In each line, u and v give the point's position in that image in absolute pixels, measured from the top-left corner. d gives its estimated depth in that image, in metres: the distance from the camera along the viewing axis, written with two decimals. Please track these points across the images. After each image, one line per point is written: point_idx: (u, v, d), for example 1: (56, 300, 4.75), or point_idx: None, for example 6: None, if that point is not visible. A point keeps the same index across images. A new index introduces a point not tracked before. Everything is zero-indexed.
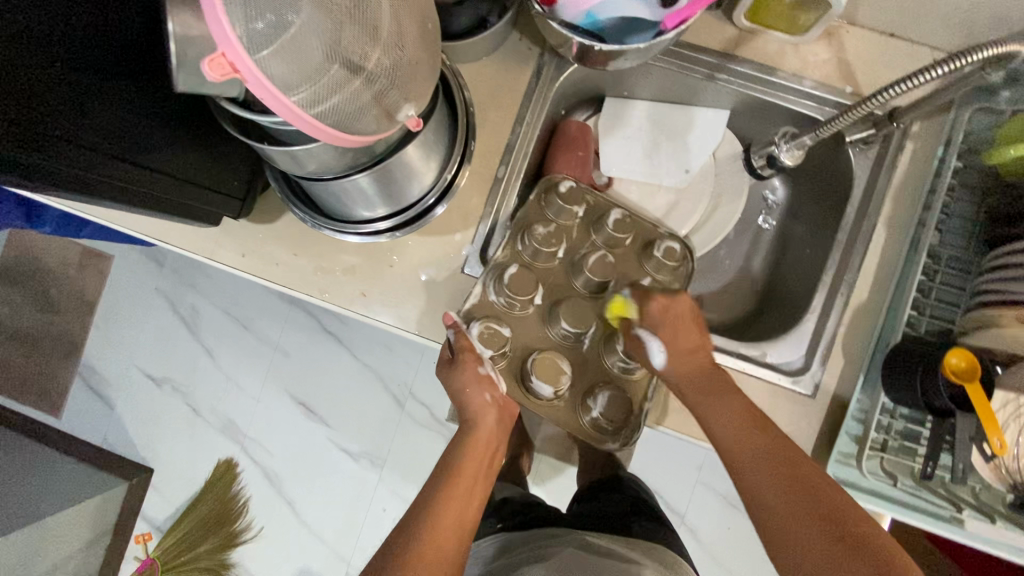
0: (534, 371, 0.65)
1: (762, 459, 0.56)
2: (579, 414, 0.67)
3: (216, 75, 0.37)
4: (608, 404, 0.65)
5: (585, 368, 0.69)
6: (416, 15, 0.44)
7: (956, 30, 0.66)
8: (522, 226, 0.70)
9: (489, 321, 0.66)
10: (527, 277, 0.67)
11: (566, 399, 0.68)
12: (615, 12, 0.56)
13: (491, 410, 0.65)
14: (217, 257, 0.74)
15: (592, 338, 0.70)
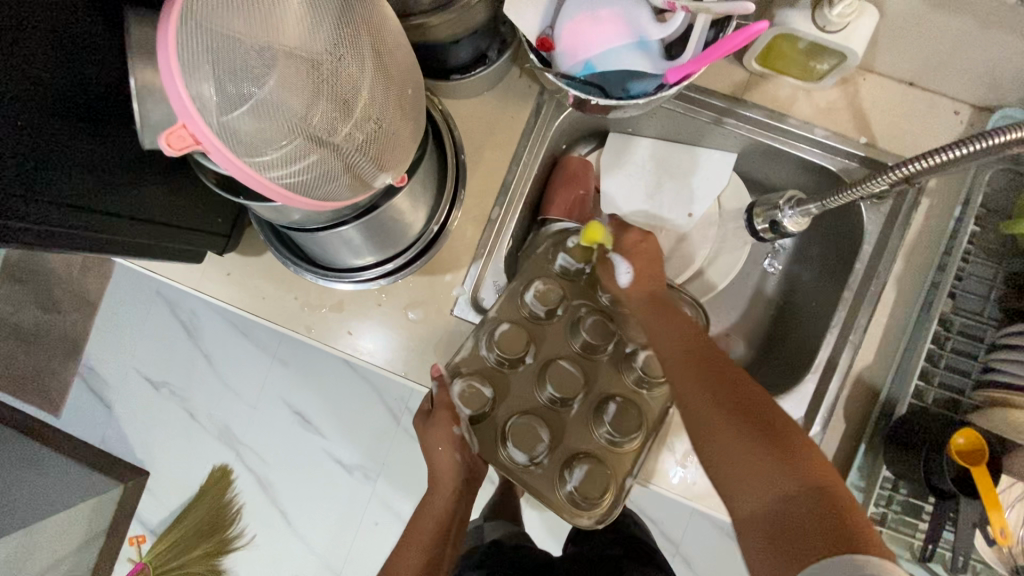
0: (511, 433, 0.64)
1: (709, 386, 0.53)
2: (555, 486, 0.64)
3: (173, 147, 0.36)
4: (585, 479, 0.62)
5: (568, 434, 0.66)
6: (399, 78, 0.42)
7: (981, 84, 0.63)
8: (524, 280, 0.68)
9: (474, 376, 0.65)
10: (519, 336, 0.65)
11: (544, 468, 0.65)
12: (615, 66, 0.53)
13: (460, 467, 0.66)
14: (205, 285, 0.72)
15: (581, 406, 0.67)
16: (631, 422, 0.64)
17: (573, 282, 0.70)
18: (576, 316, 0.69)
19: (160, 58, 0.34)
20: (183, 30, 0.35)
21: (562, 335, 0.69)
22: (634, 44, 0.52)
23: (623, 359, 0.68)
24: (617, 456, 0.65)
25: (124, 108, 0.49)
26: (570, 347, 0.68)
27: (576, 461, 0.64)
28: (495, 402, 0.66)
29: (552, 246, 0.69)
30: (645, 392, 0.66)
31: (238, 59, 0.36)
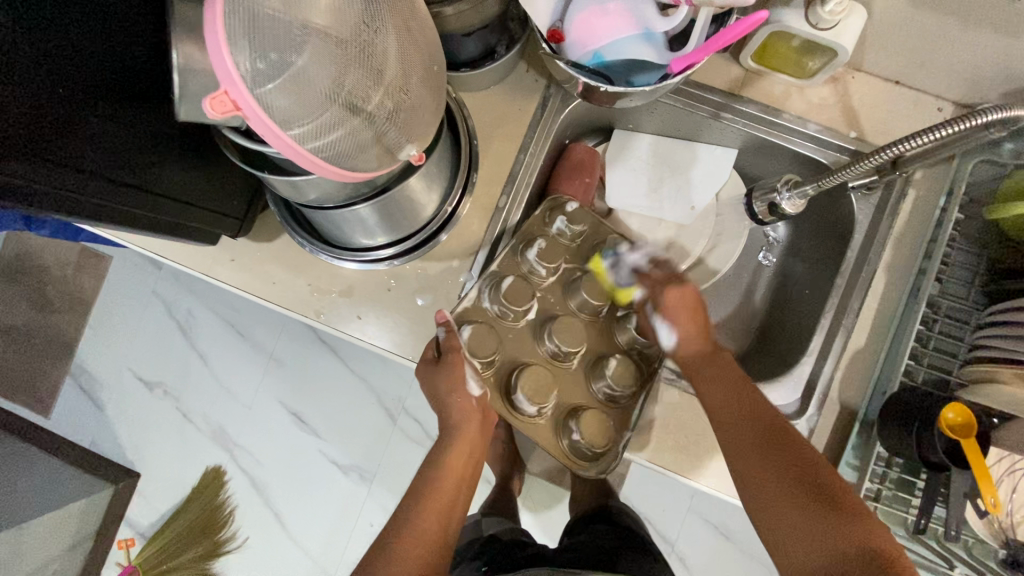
0: (518, 386, 0.66)
1: (784, 476, 0.57)
2: (558, 436, 0.67)
3: (214, 111, 0.38)
4: (589, 428, 0.65)
5: (566, 388, 0.70)
6: (423, 57, 0.44)
7: (961, 82, 0.67)
8: (523, 240, 0.70)
9: (479, 325, 0.67)
10: (523, 289, 0.68)
11: (547, 418, 0.68)
12: (622, 54, 0.55)
13: (474, 412, 0.67)
14: (215, 272, 0.74)
15: (579, 361, 0.70)
16: (630, 377, 0.68)
17: (570, 244, 0.72)
18: (574, 277, 0.72)
19: (207, 27, 0.36)
20: (228, 3, 0.37)
21: (558, 295, 0.72)
22: (641, 35, 0.55)
23: (617, 320, 0.71)
24: (615, 409, 0.69)
25: (142, 80, 0.50)
26: (567, 304, 0.72)
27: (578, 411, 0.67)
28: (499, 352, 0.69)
29: (550, 211, 0.71)
30: (636, 351, 0.70)
31: (275, 31, 0.38)
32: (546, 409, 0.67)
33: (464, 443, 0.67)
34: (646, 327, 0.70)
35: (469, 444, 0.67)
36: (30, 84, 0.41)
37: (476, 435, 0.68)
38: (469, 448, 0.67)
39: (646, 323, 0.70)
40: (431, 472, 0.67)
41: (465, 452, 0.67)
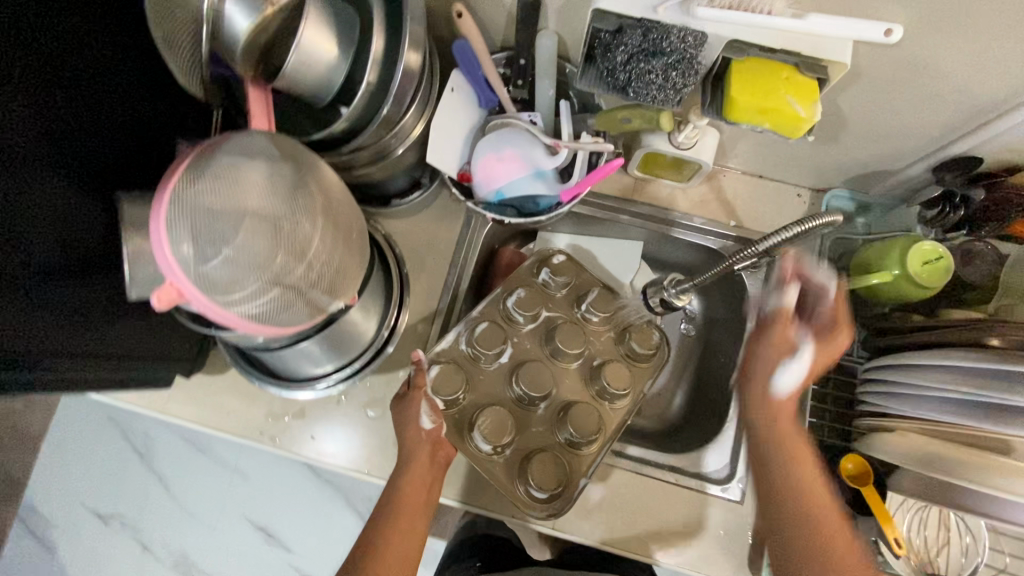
0: (480, 424, 0.70)
1: (823, 527, 0.58)
2: (514, 481, 0.70)
3: (162, 300, 0.45)
4: (541, 471, 0.69)
5: (530, 432, 0.74)
6: (339, 224, 0.52)
7: (810, 175, 0.80)
8: (508, 287, 0.78)
9: (448, 364, 0.72)
10: (496, 334, 0.75)
11: (505, 458, 0.71)
12: (519, 190, 0.65)
13: (423, 448, 0.67)
14: (170, 410, 0.77)
15: (546, 408, 0.75)
16: (591, 425, 0.72)
17: (553, 295, 0.81)
18: (552, 325, 0.79)
19: (151, 231, 0.44)
20: (171, 206, 0.45)
21: (536, 343, 0.78)
22: (533, 173, 0.65)
23: (590, 372, 0.77)
24: (574, 456, 0.72)
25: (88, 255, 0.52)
26: (542, 351, 0.78)
27: (535, 454, 0.70)
28: (469, 392, 0.73)
29: (538, 262, 0.81)
30: (608, 403, 0.76)
31: (208, 223, 0.46)
32: (504, 448, 0.71)
33: (416, 473, 0.66)
34: (617, 379, 0.74)
35: (423, 474, 0.66)
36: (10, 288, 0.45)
37: (426, 469, 0.66)
38: (427, 469, 0.66)
39: (617, 375, 0.75)
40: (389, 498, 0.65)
41: (418, 487, 0.65)
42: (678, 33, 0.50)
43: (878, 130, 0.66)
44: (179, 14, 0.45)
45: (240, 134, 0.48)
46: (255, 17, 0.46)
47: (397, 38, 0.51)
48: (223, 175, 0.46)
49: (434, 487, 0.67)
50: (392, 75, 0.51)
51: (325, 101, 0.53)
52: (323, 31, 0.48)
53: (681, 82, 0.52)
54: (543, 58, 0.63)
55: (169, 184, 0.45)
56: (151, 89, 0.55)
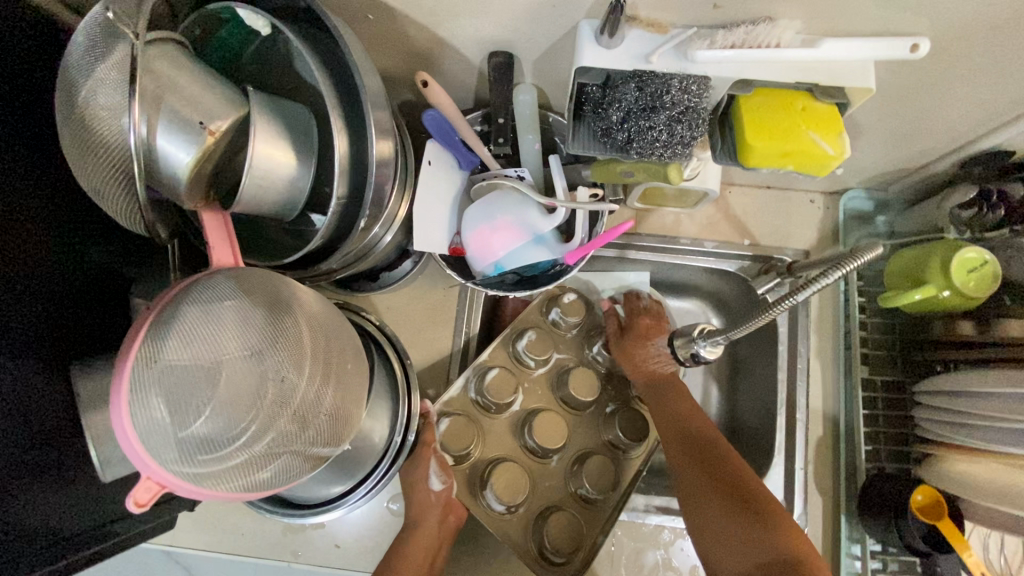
0: (494, 482, 0.63)
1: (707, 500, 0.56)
2: (526, 541, 0.64)
3: (136, 502, 0.39)
4: (557, 530, 0.64)
5: (543, 486, 0.67)
6: (330, 360, 0.46)
7: (822, 180, 0.74)
8: (518, 329, 0.71)
9: (457, 417, 0.65)
10: (508, 381, 0.67)
11: (519, 516, 0.65)
12: (519, 262, 0.60)
13: (433, 512, 0.62)
14: (178, 540, 0.71)
15: (560, 459, 0.69)
16: (607, 480, 0.66)
17: (563, 335, 0.74)
18: (562, 369, 0.72)
19: (112, 406, 0.38)
20: (134, 375, 0.39)
21: (546, 389, 0.71)
22: (532, 239, 0.59)
23: (604, 419, 0.71)
24: (588, 512, 0.67)
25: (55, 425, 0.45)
26: (553, 399, 0.71)
27: (552, 512, 0.65)
28: (481, 448, 0.66)
29: (549, 301, 0.73)
30: (625, 455, 0.69)
31: (182, 385, 0.40)
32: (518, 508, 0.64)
33: (422, 536, 0.61)
34: (632, 427, 0.68)
35: (436, 521, 0.62)
36: None
37: (434, 534, 0.61)
38: (442, 515, 0.62)
39: (633, 423, 0.68)
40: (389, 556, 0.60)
41: (423, 554, 0.60)
42: (679, 82, 0.44)
43: (898, 133, 0.60)
44: (104, 157, 0.38)
45: (204, 277, 0.42)
46: (196, 148, 0.39)
47: (363, 134, 0.44)
48: (192, 332, 0.40)
49: (441, 551, 0.62)
50: (364, 177, 0.45)
51: (293, 215, 0.46)
52: (277, 141, 0.42)
53: (689, 134, 0.46)
54: (524, 114, 0.58)
55: (127, 359, 0.39)
56: (92, 223, 0.48)
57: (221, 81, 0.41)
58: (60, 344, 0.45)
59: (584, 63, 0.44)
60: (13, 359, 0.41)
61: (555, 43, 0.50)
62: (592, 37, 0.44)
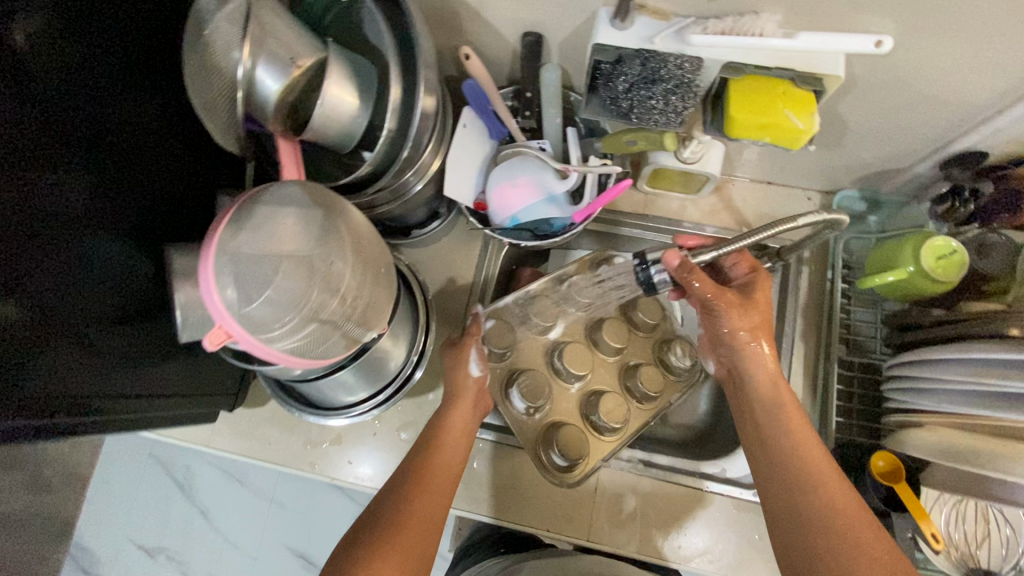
0: (522, 383, 0.75)
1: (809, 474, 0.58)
2: (536, 442, 0.74)
3: (213, 343, 0.49)
4: (564, 439, 0.73)
5: (561, 406, 0.78)
6: (370, 267, 0.56)
7: (818, 178, 0.81)
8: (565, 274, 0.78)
9: (502, 324, 0.77)
10: (549, 308, 0.79)
11: (536, 421, 0.76)
12: (535, 215, 0.69)
13: (468, 392, 0.70)
14: (214, 443, 0.81)
15: (581, 388, 0.79)
16: (620, 415, 0.75)
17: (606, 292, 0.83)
18: (597, 317, 0.82)
19: (201, 270, 0.49)
20: (218, 252, 0.49)
21: (580, 329, 0.82)
22: (546, 198, 0.68)
23: (625, 368, 0.80)
24: (595, 437, 0.76)
25: (136, 301, 0.56)
26: (585, 338, 0.82)
27: (562, 427, 0.74)
28: (514, 358, 0.78)
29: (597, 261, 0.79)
30: (635, 399, 0.78)
31: (249, 265, 0.50)
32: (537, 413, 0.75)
33: (458, 412, 0.69)
34: (650, 379, 0.77)
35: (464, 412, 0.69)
36: (78, 334, 0.49)
37: (467, 413, 0.69)
38: (469, 411, 0.69)
39: (651, 376, 0.77)
40: (432, 429, 0.68)
41: (462, 422, 0.68)
42: (675, 60, 0.53)
43: (882, 132, 0.67)
44: (214, 81, 0.49)
45: (275, 183, 0.53)
46: (283, 80, 0.50)
47: (415, 84, 0.54)
48: (261, 226, 0.50)
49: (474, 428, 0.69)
50: (410, 120, 0.55)
51: (349, 148, 0.57)
52: (345, 84, 0.52)
53: (682, 105, 0.55)
54: (549, 89, 0.66)
55: (216, 231, 0.50)
56: (185, 144, 0.61)
57: (307, 32, 0.52)
58: (144, 242, 0.56)
59: (600, 41, 0.53)
60: (114, 236, 0.52)
61: (577, 27, 0.60)
62: (607, 21, 0.54)
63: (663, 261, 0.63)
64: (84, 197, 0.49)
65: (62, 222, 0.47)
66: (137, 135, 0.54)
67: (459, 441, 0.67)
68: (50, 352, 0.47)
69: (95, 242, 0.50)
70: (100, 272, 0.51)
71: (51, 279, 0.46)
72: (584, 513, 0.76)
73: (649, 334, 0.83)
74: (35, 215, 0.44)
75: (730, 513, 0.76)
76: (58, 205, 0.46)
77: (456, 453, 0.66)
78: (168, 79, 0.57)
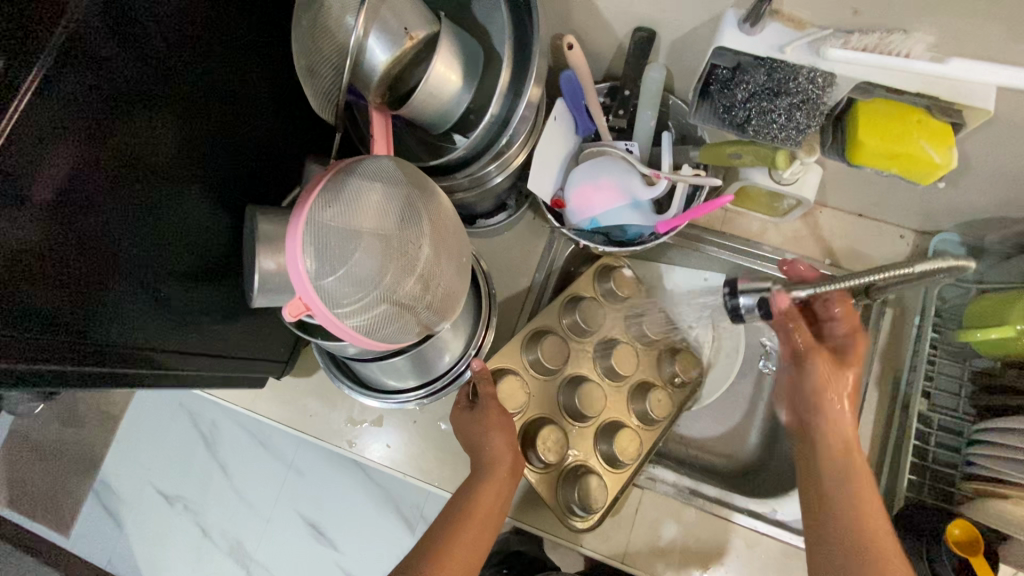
0: (538, 442, 0.70)
1: (854, 552, 0.55)
2: (561, 495, 0.70)
3: (291, 314, 0.49)
4: (589, 488, 0.69)
5: (579, 447, 0.74)
6: (451, 256, 0.54)
7: (917, 217, 0.76)
8: (570, 298, 0.77)
9: (511, 376, 0.72)
10: (559, 346, 0.74)
11: (553, 473, 0.71)
12: (614, 221, 0.66)
13: (505, 457, 0.64)
14: (256, 406, 0.82)
15: (595, 424, 0.75)
16: (636, 448, 0.72)
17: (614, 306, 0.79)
18: (609, 338, 0.78)
19: (289, 240, 0.47)
20: (307, 226, 0.47)
21: (591, 356, 0.77)
22: (631, 204, 0.65)
23: (634, 391, 0.76)
24: (615, 475, 0.72)
25: (210, 256, 0.56)
26: (597, 366, 0.77)
27: (583, 473, 0.71)
28: (526, 407, 0.73)
29: (604, 271, 0.78)
30: (644, 423, 0.75)
31: (334, 236, 0.48)
32: (555, 464, 0.71)
33: (492, 483, 0.63)
34: (661, 405, 0.74)
35: (495, 489, 0.63)
36: (145, 282, 0.48)
37: (506, 480, 0.64)
38: (497, 493, 0.63)
39: (661, 402, 0.74)
40: (463, 499, 0.63)
41: (497, 491, 0.62)
42: (807, 73, 0.49)
43: (1006, 177, 0.61)
44: (325, 46, 0.48)
45: (371, 157, 0.51)
46: (394, 51, 0.49)
47: (523, 70, 0.52)
48: (351, 199, 0.48)
49: (507, 499, 0.64)
50: (512, 107, 0.52)
51: (442, 130, 0.55)
52: (452, 62, 0.50)
53: (805, 122, 0.52)
54: (649, 90, 0.63)
55: (298, 255, 0.47)
56: (279, 106, 0.60)
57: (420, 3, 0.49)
58: (225, 198, 0.55)
59: (723, 45, 0.50)
60: (196, 187, 0.52)
61: (696, 27, 0.56)
62: (735, 24, 0.50)
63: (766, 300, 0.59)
64: (170, 149, 0.48)
65: (145, 171, 0.46)
66: (234, 91, 0.53)
67: (493, 515, 0.62)
68: (117, 300, 0.46)
69: (171, 193, 0.49)
70: (174, 225, 0.50)
71: (125, 228, 0.45)
72: (620, 534, 0.73)
73: (654, 351, 0.78)
74: (126, 160, 0.44)
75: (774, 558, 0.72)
76: (143, 153, 0.45)
77: (485, 535, 0.61)
78: (269, 38, 0.56)
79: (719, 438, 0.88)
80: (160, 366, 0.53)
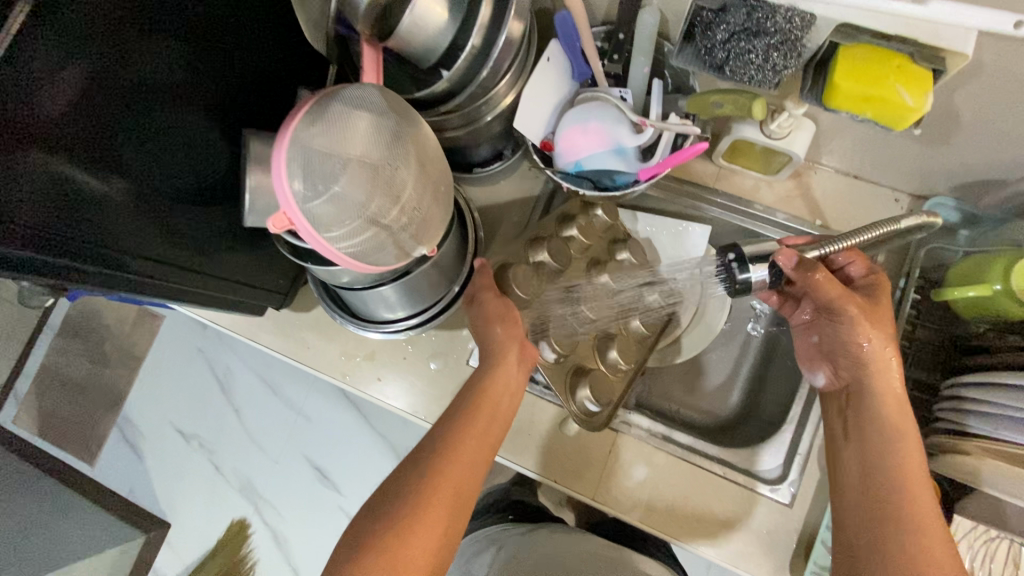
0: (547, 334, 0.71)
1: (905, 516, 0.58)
2: (570, 389, 0.70)
3: (275, 227, 0.52)
4: (598, 383, 0.70)
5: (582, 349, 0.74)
6: (432, 185, 0.56)
7: (911, 179, 0.75)
8: (566, 215, 0.76)
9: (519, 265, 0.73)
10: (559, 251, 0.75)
11: (563, 368, 0.71)
12: (600, 165, 0.67)
13: (511, 344, 0.66)
14: (259, 337, 0.86)
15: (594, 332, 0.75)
16: (633, 355, 0.74)
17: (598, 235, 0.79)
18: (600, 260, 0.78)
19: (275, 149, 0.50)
20: (291, 145, 0.50)
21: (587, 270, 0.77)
22: (615, 148, 0.67)
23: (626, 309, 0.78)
24: (615, 380, 0.73)
25: (208, 179, 0.59)
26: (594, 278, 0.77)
27: (591, 369, 0.71)
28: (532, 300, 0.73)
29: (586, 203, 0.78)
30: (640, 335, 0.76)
31: (320, 157, 0.51)
32: (563, 359, 0.72)
33: (500, 376, 0.66)
34: (652, 319, 0.76)
35: (494, 398, 0.65)
36: (145, 195, 0.52)
37: (512, 371, 0.66)
38: (507, 383, 0.66)
39: (651, 318, 0.77)
40: (472, 391, 0.65)
41: (505, 387, 0.65)
42: (783, 13, 0.49)
43: (994, 134, 0.61)
44: None
45: (353, 86, 0.53)
46: None
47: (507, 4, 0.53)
48: (336, 121, 0.51)
49: (516, 391, 0.67)
50: (495, 41, 0.54)
51: (430, 63, 0.57)
52: None
53: (782, 63, 0.52)
54: (643, 35, 0.64)
55: (286, 138, 0.50)
56: (276, 39, 0.63)
57: None
58: (223, 124, 0.58)
59: None
60: (196, 110, 0.54)
61: None
62: None
63: (776, 263, 0.61)
64: (172, 70, 0.51)
65: (148, 89, 0.49)
66: (233, 20, 0.56)
67: (495, 409, 0.65)
68: (117, 207, 0.49)
69: (173, 112, 0.52)
70: (175, 143, 0.53)
71: (125, 140, 0.48)
72: (596, 473, 0.77)
73: None
74: (129, 75, 0.47)
75: (741, 506, 0.74)
76: (145, 71, 0.48)
77: (492, 428, 0.64)
78: None
79: (702, 396, 0.90)
80: (156, 279, 0.57)
